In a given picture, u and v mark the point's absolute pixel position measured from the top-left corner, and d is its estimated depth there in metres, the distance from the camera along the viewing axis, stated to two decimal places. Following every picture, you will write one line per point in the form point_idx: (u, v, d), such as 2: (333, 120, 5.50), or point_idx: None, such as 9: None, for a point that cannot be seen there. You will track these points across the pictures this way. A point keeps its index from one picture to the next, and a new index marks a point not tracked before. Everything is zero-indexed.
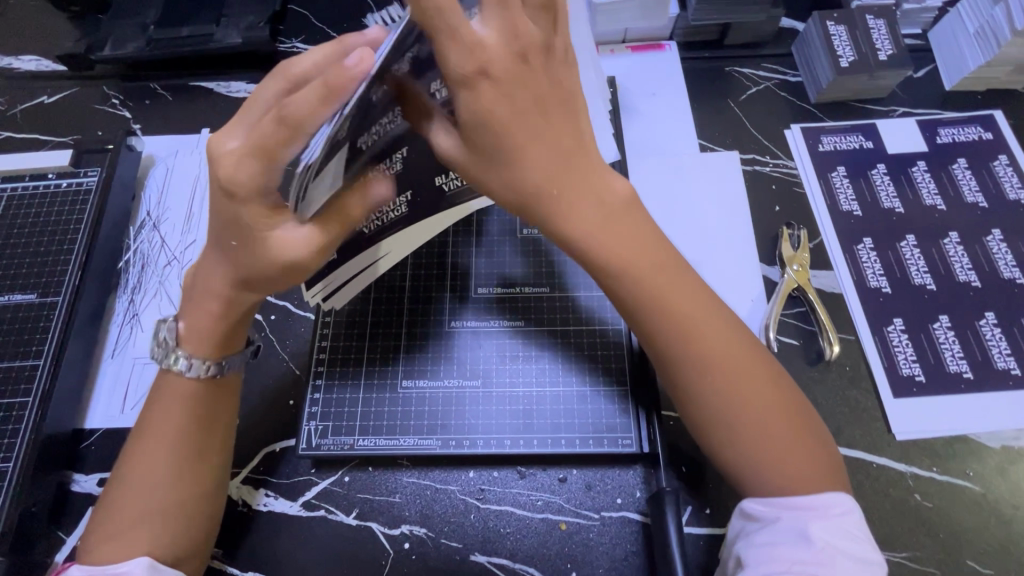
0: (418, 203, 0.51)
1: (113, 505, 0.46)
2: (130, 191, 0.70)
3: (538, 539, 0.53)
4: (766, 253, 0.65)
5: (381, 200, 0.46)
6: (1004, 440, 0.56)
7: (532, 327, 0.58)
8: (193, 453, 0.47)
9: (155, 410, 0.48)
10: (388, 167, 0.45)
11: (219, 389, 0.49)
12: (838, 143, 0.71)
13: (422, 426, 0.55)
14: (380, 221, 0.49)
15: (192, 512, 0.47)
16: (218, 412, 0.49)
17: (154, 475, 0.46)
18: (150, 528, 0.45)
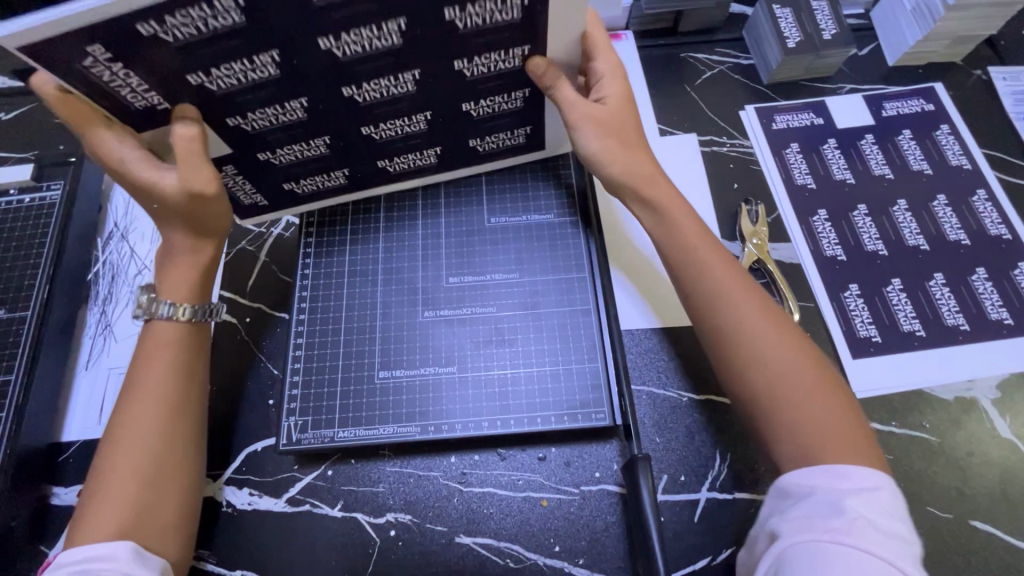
0: (357, 174, 0.60)
1: (106, 471, 0.48)
2: (96, 203, 0.70)
3: (521, 517, 0.55)
4: (726, 229, 0.68)
5: (312, 169, 0.57)
6: (957, 392, 0.59)
7: (505, 312, 0.60)
8: (174, 404, 0.51)
9: (139, 368, 0.51)
10: (309, 148, 0.54)
11: (197, 364, 0.53)
12: (791, 121, 0.74)
13: (401, 415, 0.56)
14: (312, 186, 0.59)
15: (181, 467, 0.50)
16: (196, 362, 0.53)
17: (139, 440, 0.49)
18: (144, 484, 0.48)
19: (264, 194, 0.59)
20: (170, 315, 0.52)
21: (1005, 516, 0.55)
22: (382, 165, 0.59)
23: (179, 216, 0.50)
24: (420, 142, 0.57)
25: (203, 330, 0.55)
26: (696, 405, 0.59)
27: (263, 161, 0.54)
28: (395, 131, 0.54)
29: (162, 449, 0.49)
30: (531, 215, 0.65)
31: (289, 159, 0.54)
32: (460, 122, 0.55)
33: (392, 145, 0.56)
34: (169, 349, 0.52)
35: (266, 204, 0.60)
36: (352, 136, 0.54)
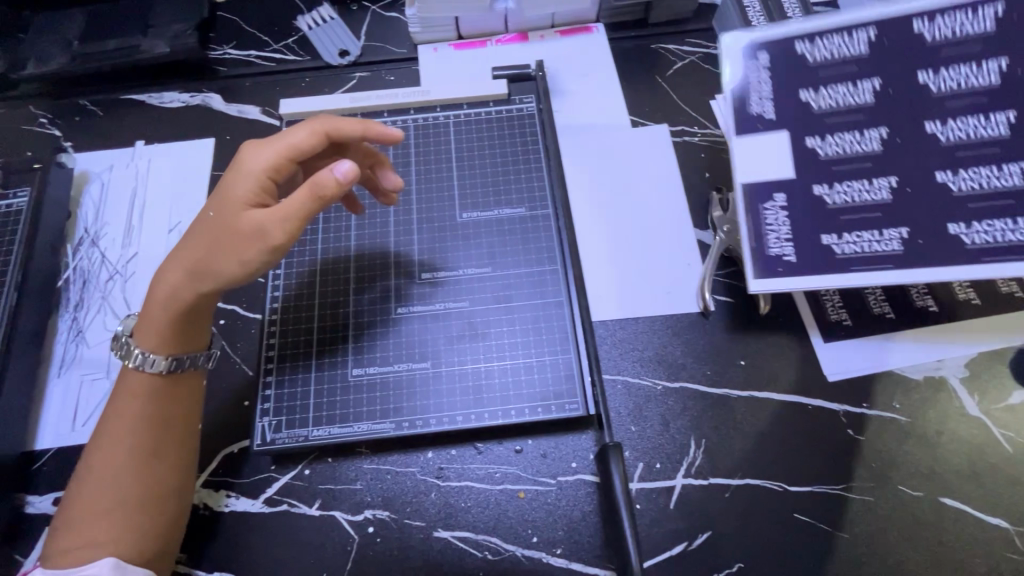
0: (918, 241, 0.54)
1: (86, 492, 0.49)
2: (65, 209, 0.69)
3: (498, 510, 0.55)
4: (698, 218, 0.68)
5: (866, 222, 0.55)
6: (926, 371, 0.60)
7: (480, 308, 0.60)
8: (148, 449, 0.51)
9: (117, 410, 0.52)
10: (871, 191, 0.56)
11: (175, 388, 0.53)
12: (954, 24, 0.56)
13: (374, 411, 0.56)
14: (846, 200, 0.56)
15: (153, 511, 0.50)
16: (173, 407, 0.53)
17: (116, 463, 0.50)
18: (115, 527, 0.48)
19: (795, 246, 0.56)
20: (142, 363, 0.53)
21: (974, 491, 0.56)
22: (903, 231, 0.54)
23: (208, 238, 0.52)
24: (1015, 206, 0.52)
25: (190, 377, 0.55)
26: (670, 393, 0.60)
27: (827, 202, 0.57)
28: (964, 132, 0.55)
29: (133, 493, 0.49)
30: (504, 209, 0.65)
31: (840, 198, 0.57)
32: (908, 147, 0.56)
33: (868, 166, 0.57)
34: (146, 394, 0.52)
35: (794, 259, 0.56)
36: (908, 170, 0.56)
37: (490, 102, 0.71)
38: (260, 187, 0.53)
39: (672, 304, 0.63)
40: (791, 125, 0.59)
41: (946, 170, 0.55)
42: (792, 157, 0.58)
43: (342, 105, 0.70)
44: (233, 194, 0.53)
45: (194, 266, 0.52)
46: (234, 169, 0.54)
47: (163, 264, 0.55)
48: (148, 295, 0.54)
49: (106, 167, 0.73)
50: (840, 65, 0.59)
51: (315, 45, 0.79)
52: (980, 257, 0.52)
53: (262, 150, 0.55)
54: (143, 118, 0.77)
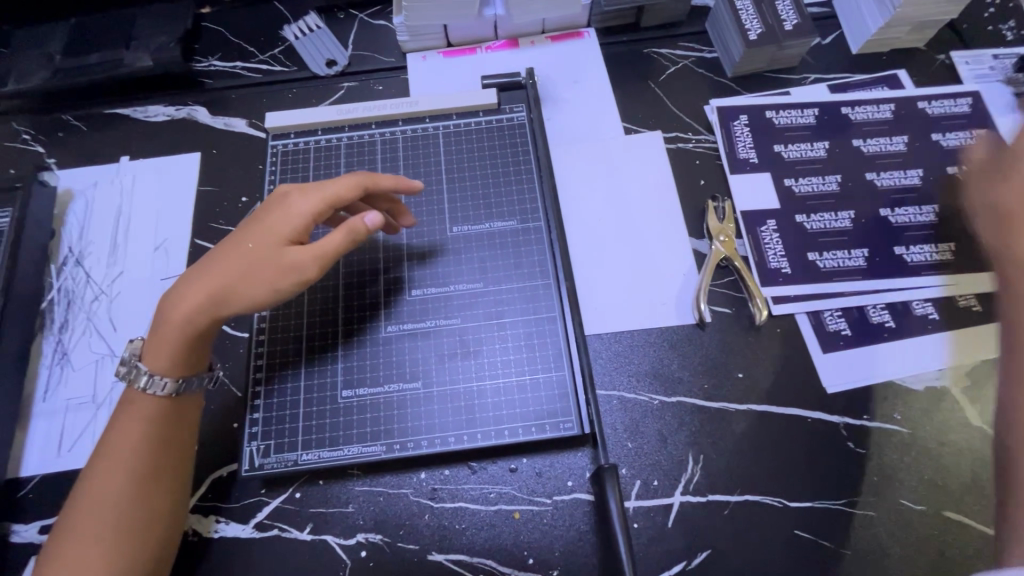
0: (873, 258, 0.64)
1: (79, 519, 0.48)
2: (48, 228, 0.68)
3: (493, 531, 0.54)
4: (694, 227, 0.67)
5: (836, 243, 0.64)
6: (927, 381, 0.59)
7: (471, 324, 0.59)
8: (150, 473, 0.50)
9: (118, 432, 0.51)
10: (835, 220, 0.66)
11: (177, 413, 0.52)
12: (869, 112, 0.71)
13: (365, 433, 0.55)
14: (821, 226, 0.65)
15: (150, 539, 0.49)
16: (176, 430, 0.52)
17: (114, 490, 0.48)
18: (111, 555, 0.47)
19: (789, 259, 0.64)
20: (148, 384, 0.51)
21: (978, 505, 0.55)
22: (860, 253, 0.64)
23: (237, 263, 0.52)
24: (935, 235, 0.65)
25: (192, 399, 0.54)
26: (667, 407, 0.59)
27: (803, 225, 0.66)
28: (895, 181, 0.67)
29: (134, 517, 0.48)
30: (495, 222, 0.64)
31: (816, 224, 0.66)
32: (860, 186, 0.67)
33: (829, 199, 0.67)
34: (148, 416, 0.51)
35: (789, 271, 0.63)
36: (856, 199, 0.67)
37: (479, 112, 0.70)
38: (301, 227, 0.54)
39: (668, 317, 0.62)
40: (769, 167, 0.69)
41: (888, 208, 0.66)
42: (776, 192, 0.67)
43: (329, 118, 0.69)
44: (270, 227, 0.54)
45: (218, 290, 0.52)
46: (274, 205, 0.56)
47: (181, 283, 0.53)
48: (162, 312, 0.53)
49: (90, 184, 0.72)
50: (799, 130, 0.71)
51: (302, 56, 0.78)
52: (919, 272, 0.63)
53: (300, 191, 0.56)
54: (128, 133, 0.75)
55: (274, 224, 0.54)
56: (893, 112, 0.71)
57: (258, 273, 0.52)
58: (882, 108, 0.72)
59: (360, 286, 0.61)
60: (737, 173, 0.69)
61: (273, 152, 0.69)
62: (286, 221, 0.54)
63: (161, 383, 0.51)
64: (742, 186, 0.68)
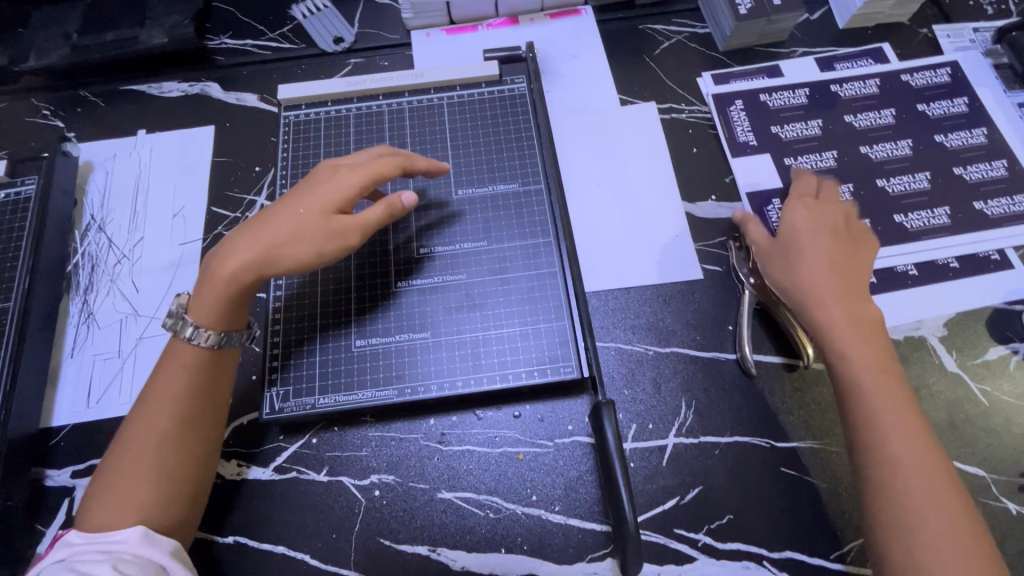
0: (877, 231, 0.67)
1: (122, 462, 0.51)
2: (71, 197, 0.71)
3: (498, 471, 0.57)
4: (686, 192, 0.71)
5: None
6: (906, 331, 0.63)
7: (475, 280, 0.62)
8: (189, 422, 0.53)
9: (158, 383, 0.54)
10: None
11: (214, 365, 0.55)
12: (855, 89, 0.75)
13: (378, 379, 0.59)
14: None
15: (186, 482, 0.52)
16: (213, 382, 0.55)
17: (154, 436, 0.51)
18: (150, 495, 0.50)
19: None
20: (193, 337, 0.54)
21: (951, 442, 0.58)
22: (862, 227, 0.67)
23: (287, 225, 0.55)
24: (928, 202, 0.68)
25: (230, 353, 0.57)
26: (662, 357, 0.62)
27: None
28: (887, 153, 0.71)
29: (170, 462, 0.51)
30: (498, 185, 0.67)
31: None
32: (860, 163, 0.70)
33: (823, 172, 0.70)
34: (187, 369, 0.54)
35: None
36: (858, 170, 0.70)
37: (482, 83, 0.73)
38: (349, 197, 0.57)
39: (661, 275, 0.66)
40: (769, 149, 0.72)
41: (883, 178, 0.69)
42: (777, 174, 0.70)
43: (339, 89, 0.72)
44: (316, 199, 0.56)
45: (265, 252, 0.55)
46: (318, 179, 0.58)
47: (227, 245, 0.56)
48: (210, 269, 0.55)
49: (109, 156, 0.75)
50: (792, 110, 0.74)
51: (310, 33, 0.81)
52: (916, 239, 0.66)
53: (346, 166, 0.59)
54: (144, 107, 0.78)
55: (324, 191, 0.57)
56: (878, 87, 0.75)
57: (306, 235, 0.55)
58: (868, 83, 0.75)
59: (372, 251, 0.64)
60: (739, 156, 0.72)
61: (286, 123, 0.72)
62: (335, 190, 0.57)
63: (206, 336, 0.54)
64: (742, 169, 0.71)
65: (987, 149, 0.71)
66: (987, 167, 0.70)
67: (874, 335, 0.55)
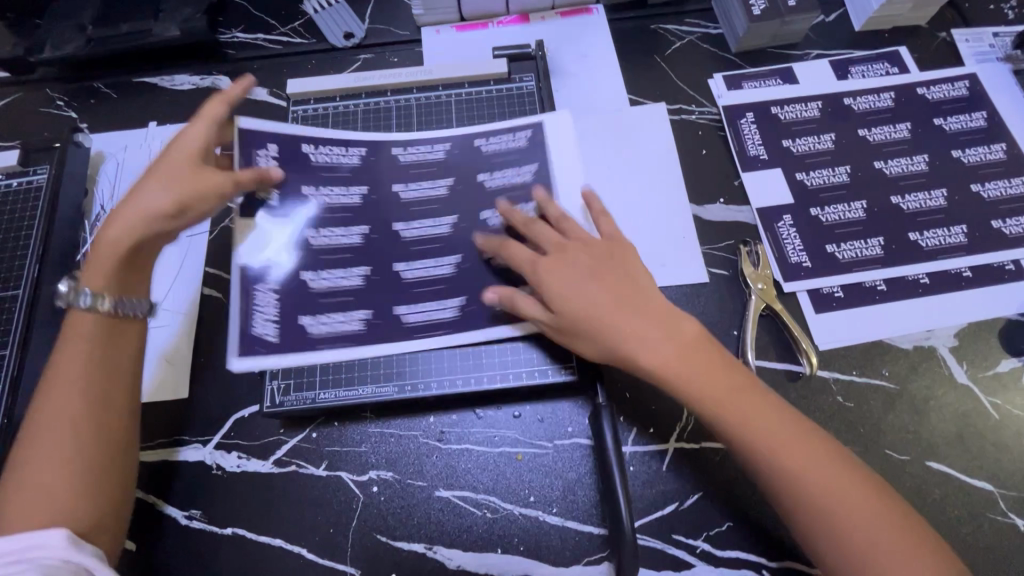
0: (890, 244, 0.66)
1: (25, 467, 0.47)
2: (82, 187, 0.72)
3: (497, 470, 0.57)
4: (694, 194, 0.70)
5: (851, 233, 0.66)
6: (916, 341, 0.62)
7: (299, 263, 0.59)
8: (95, 405, 0.50)
9: (60, 365, 0.50)
10: (847, 210, 0.67)
11: (118, 337, 0.53)
12: (870, 101, 0.73)
13: (378, 375, 0.59)
14: (836, 218, 0.67)
15: (105, 474, 0.49)
16: (115, 355, 0.52)
17: (55, 427, 0.48)
18: (65, 483, 0.47)
19: (809, 254, 0.65)
20: (91, 305, 0.52)
21: (960, 456, 0.57)
22: (874, 241, 0.66)
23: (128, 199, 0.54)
24: (946, 219, 0.67)
25: (133, 327, 0.54)
26: None
27: (815, 216, 0.67)
28: (902, 168, 0.69)
29: (77, 444, 0.48)
30: None
31: (831, 216, 0.67)
32: (874, 177, 0.69)
33: (834, 178, 0.69)
34: (89, 346, 0.51)
35: (810, 264, 0.65)
36: (871, 175, 0.69)
37: (491, 81, 0.73)
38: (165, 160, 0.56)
39: (667, 277, 0.65)
40: (781, 163, 0.70)
41: (898, 194, 0.68)
42: (788, 186, 0.69)
43: (348, 84, 0.73)
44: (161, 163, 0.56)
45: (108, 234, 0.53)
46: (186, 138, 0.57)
47: (106, 220, 0.54)
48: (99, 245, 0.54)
49: (120, 147, 0.76)
50: (805, 123, 0.72)
51: (320, 29, 0.81)
52: (933, 256, 0.65)
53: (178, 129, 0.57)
54: (155, 100, 0.79)
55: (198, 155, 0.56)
56: (894, 100, 0.73)
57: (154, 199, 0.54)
58: (883, 96, 0.74)
59: None
60: (750, 171, 0.70)
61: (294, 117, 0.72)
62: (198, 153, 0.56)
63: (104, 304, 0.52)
64: (754, 183, 0.70)
65: (1006, 165, 0.69)
66: (1005, 181, 0.68)
67: (694, 359, 0.50)
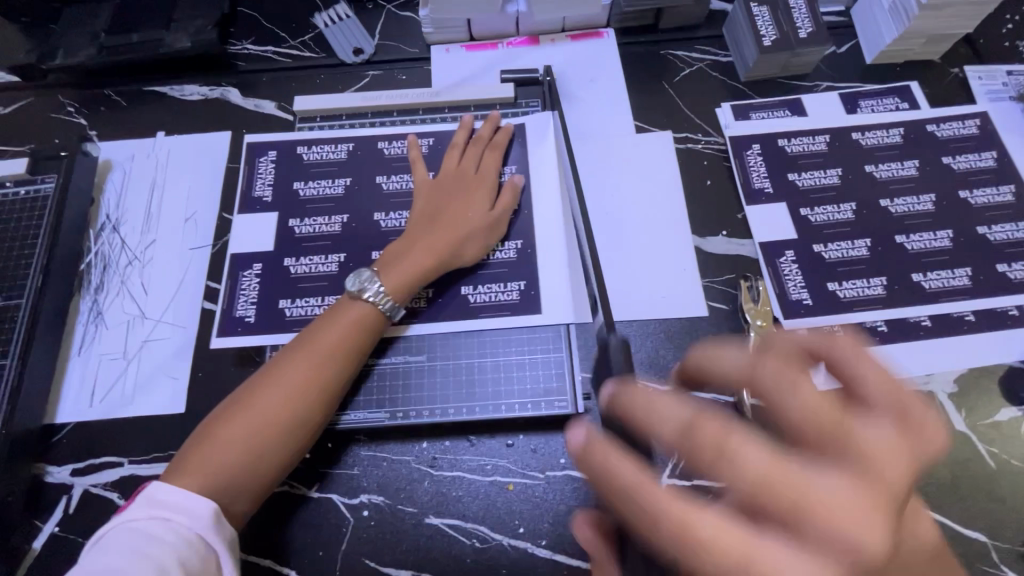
0: (892, 285, 0.65)
1: (217, 424, 0.51)
2: (88, 195, 0.73)
3: (488, 500, 0.57)
4: (697, 225, 0.70)
5: (853, 272, 0.66)
6: (914, 385, 0.61)
7: (274, 257, 0.67)
8: (309, 391, 0.53)
9: (321, 334, 0.56)
10: (851, 248, 0.67)
11: (369, 324, 0.57)
12: (878, 137, 0.73)
13: (373, 399, 0.60)
14: (839, 255, 0.67)
15: (273, 452, 0.51)
16: (365, 344, 0.57)
17: (272, 399, 0.51)
18: (236, 456, 0.49)
19: (810, 291, 0.65)
20: (373, 300, 0.57)
21: (954, 505, 0.57)
22: (877, 281, 0.65)
23: (453, 222, 0.63)
24: (951, 261, 0.66)
25: (380, 321, 0.58)
26: None
27: (819, 254, 0.67)
28: (908, 207, 0.69)
29: (268, 415, 0.51)
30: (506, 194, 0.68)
31: (834, 254, 0.67)
32: (878, 216, 0.69)
33: (838, 215, 0.69)
34: (350, 331, 0.56)
35: (810, 303, 0.64)
36: (876, 212, 0.69)
37: (497, 105, 0.75)
38: (473, 185, 0.66)
39: (667, 309, 0.65)
40: (785, 197, 0.70)
41: (903, 234, 0.67)
42: (791, 221, 0.69)
43: (354, 103, 0.74)
44: (476, 193, 0.65)
45: (438, 249, 0.61)
46: (473, 163, 0.68)
47: (398, 250, 0.61)
48: (389, 266, 0.60)
49: (128, 156, 0.77)
50: (812, 157, 0.72)
51: (330, 43, 0.82)
52: (936, 298, 0.64)
53: (480, 160, 0.68)
54: (164, 110, 0.79)
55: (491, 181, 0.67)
56: (902, 136, 0.73)
57: (468, 227, 0.63)
58: (891, 132, 0.73)
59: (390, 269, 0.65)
60: (754, 204, 0.70)
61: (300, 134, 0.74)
62: (490, 173, 0.67)
63: (384, 301, 0.58)
64: (757, 217, 0.69)
65: (1015, 208, 0.68)
66: (1012, 224, 0.68)
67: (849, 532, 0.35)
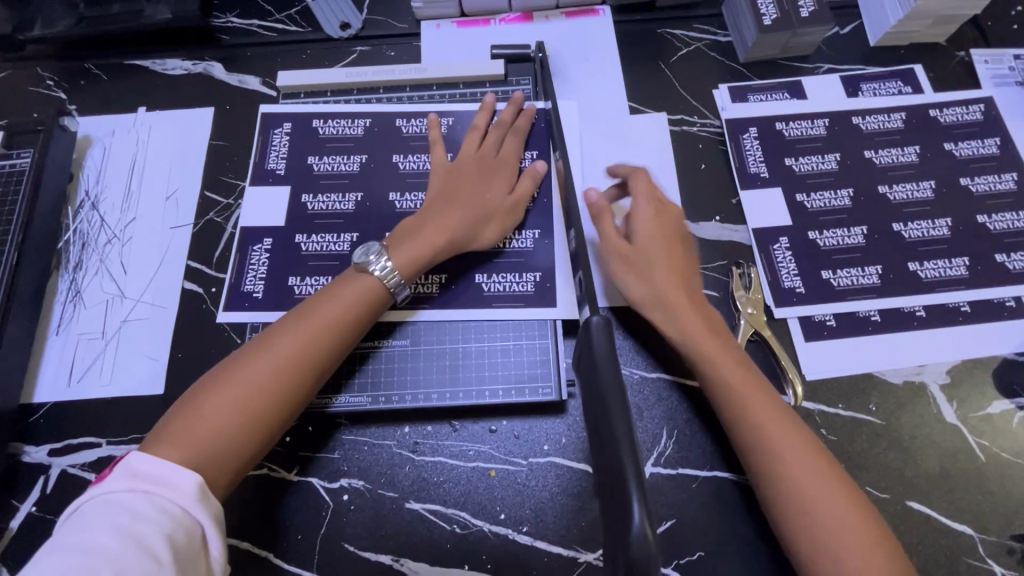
0: (887, 274, 0.64)
1: (205, 392, 0.48)
2: (66, 172, 0.71)
3: (469, 486, 0.57)
4: (690, 210, 0.68)
5: (848, 260, 0.64)
6: (906, 376, 0.60)
7: (255, 236, 0.65)
8: (305, 363, 0.51)
9: (321, 306, 0.54)
10: (846, 235, 0.65)
11: (372, 299, 0.55)
12: (879, 121, 0.71)
13: (355, 383, 0.59)
14: (835, 243, 0.65)
15: (266, 423, 0.49)
16: (367, 320, 0.55)
17: (268, 369, 0.50)
18: (226, 424, 0.47)
19: (804, 279, 0.63)
20: (381, 274, 0.56)
21: (941, 497, 0.56)
22: (872, 270, 0.64)
23: (471, 200, 0.61)
24: (948, 250, 0.64)
25: (383, 299, 0.56)
26: (647, 383, 0.60)
27: (814, 242, 0.65)
28: (907, 195, 0.67)
29: (263, 384, 0.49)
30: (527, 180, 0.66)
31: (830, 242, 0.65)
32: (875, 203, 0.67)
33: (835, 201, 0.67)
34: (352, 305, 0.54)
35: (804, 291, 0.63)
36: (874, 199, 0.67)
37: (487, 83, 0.73)
38: (495, 165, 0.64)
39: None
40: (781, 183, 0.68)
41: (901, 222, 0.66)
42: (786, 207, 0.67)
43: (338, 80, 0.72)
44: (496, 175, 0.63)
45: (451, 227, 0.59)
46: (495, 145, 0.65)
47: (413, 222, 0.59)
48: (402, 237, 0.58)
49: (108, 131, 0.74)
50: (810, 141, 0.70)
51: (317, 17, 0.79)
52: (931, 288, 0.63)
53: (500, 142, 0.66)
54: (146, 84, 0.77)
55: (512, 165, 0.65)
56: (903, 121, 0.71)
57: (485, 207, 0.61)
58: (893, 116, 0.71)
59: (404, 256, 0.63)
60: (749, 189, 0.68)
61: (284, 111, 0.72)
62: (514, 157, 0.65)
63: (391, 277, 0.56)
64: (752, 202, 0.68)
65: (1016, 196, 0.67)
66: (1012, 213, 0.66)
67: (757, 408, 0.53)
